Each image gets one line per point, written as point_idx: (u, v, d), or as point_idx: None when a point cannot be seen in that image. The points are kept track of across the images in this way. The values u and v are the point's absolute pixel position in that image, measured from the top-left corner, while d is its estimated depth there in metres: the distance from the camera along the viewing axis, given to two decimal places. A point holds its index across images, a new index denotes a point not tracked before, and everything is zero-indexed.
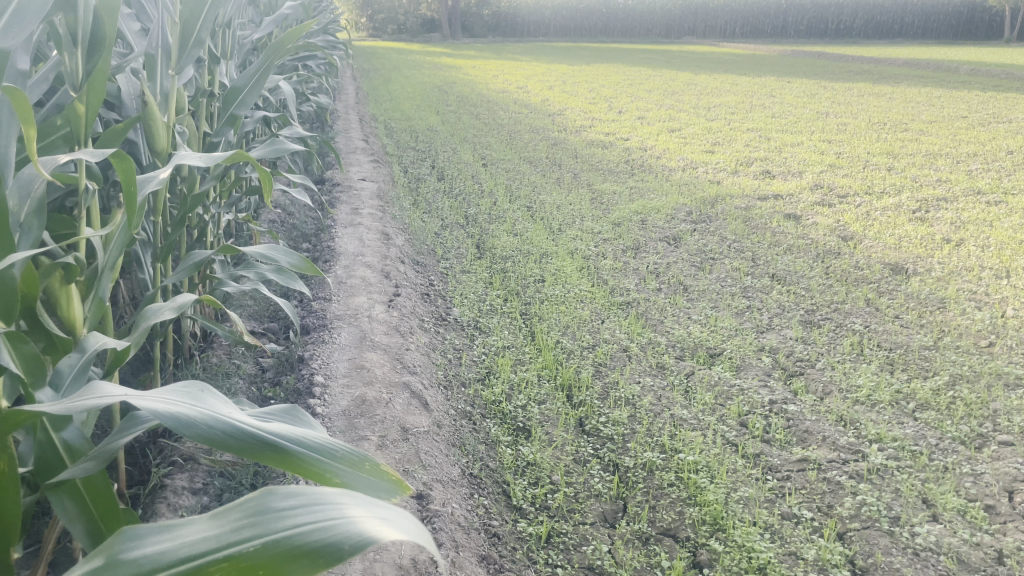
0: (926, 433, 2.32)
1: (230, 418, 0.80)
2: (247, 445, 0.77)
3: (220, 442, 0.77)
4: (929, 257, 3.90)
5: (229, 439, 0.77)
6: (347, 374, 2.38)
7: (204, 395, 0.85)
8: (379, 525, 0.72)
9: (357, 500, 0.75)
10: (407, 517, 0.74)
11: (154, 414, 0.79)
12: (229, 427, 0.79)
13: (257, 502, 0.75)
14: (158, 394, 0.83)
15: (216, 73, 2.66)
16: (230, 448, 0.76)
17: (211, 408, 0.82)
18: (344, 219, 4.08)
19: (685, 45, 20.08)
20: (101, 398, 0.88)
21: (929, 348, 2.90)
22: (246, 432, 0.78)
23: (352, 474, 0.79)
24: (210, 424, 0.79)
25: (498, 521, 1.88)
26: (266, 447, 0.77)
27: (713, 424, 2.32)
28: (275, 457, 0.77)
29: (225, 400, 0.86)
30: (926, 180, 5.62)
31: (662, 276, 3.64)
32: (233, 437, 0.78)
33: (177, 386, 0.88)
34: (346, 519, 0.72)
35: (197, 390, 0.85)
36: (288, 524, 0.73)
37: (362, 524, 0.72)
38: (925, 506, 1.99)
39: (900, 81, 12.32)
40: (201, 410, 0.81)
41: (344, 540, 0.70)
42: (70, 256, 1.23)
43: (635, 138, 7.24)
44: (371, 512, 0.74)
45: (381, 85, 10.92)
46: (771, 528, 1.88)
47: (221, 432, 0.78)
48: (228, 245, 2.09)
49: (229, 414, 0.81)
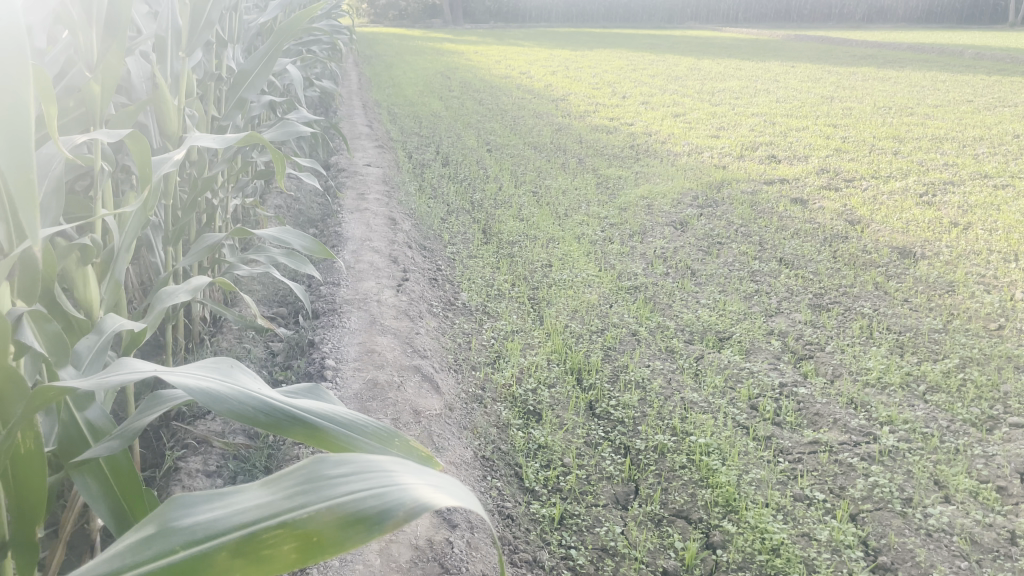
0: (936, 415, 2.32)
1: (259, 394, 0.79)
2: (277, 421, 0.76)
3: (251, 419, 0.76)
4: (937, 241, 3.89)
5: (260, 415, 0.77)
6: (357, 358, 2.38)
7: (234, 371, 0.84)
8: (432, 493, 0.71)
9: (408, 468, 0.74)
10: (464, 490, 0.73)
11: (187, 389, 0.78)
12: (258, 403, 0.78)
13: (308, 469, 0.73)
14: (188, 370, 0.82)
15: (223, 56, 2.65)
16: (262, 424, 0.76)
17: (240, 385, 0.81)
18: (351, 204, 4.08)
19: (688, 30, 19.97)
20: (129, 375, 0.87)
21: (938, 331, 2.90)
22: (277, 408, 0.77)
23: (385, 449, 0.78)
24: (240, 401, 0.78)
25: (511, 503, 1.89)
26: (300, 421, 0.76)
27: (724, 407, 2.33)
28: (307, 433, 0.76)
29: (254, 375, 0.85)
30: (933, 164, 5.59)
31: (669, 260, 3.63)
32: (263, 413, 0.77)
33: (206, 363, 0.88)
34: (400, 487, 0.71)
35: (227, 366, 0.84)
36: (344, 489, 0.71)
37: (417, 492, 0.70)
38: (936, 488, 2.00)
39: (905, 65, 12.24)
40: (231, 387, 0.80)
41: (400, 507, 0.68)
42: (86, 237, 1.24)
43: (640, 122, 7.21)
44: (425, 480, 0.73)
45: (384, 72, 10.89)
46: (784, 509, 1.88)
47: (251, 409, 0.77)
48: (240, 228, 2.07)
49: (259, 390, 0.81)
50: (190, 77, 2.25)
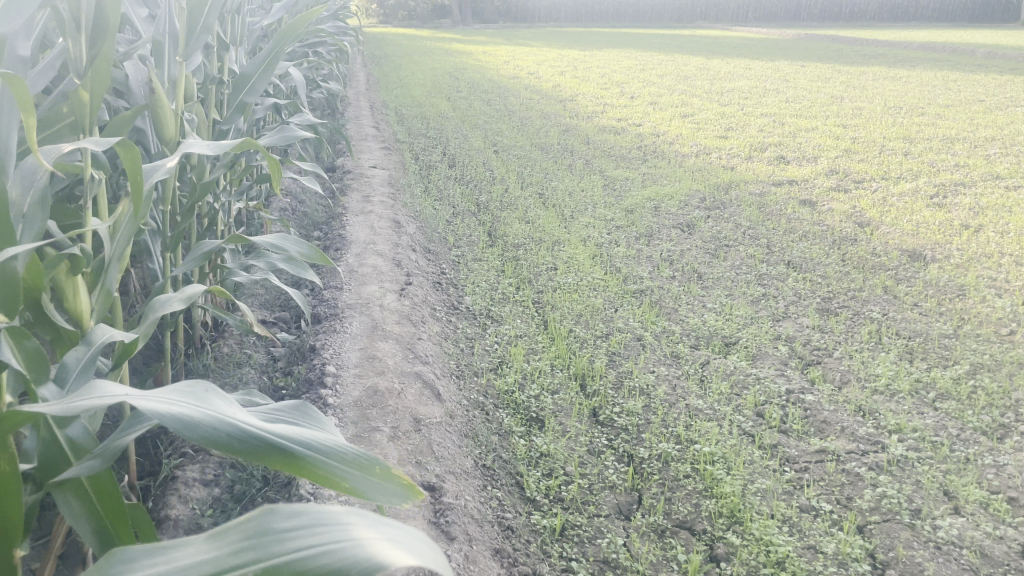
0: (946, 423, 2.28)
1: (235, 418, 0.76)
2: (250, 448, 0.73)
3: (224, 445, 0.74)
4: (947, 244, 3.84)
5: (234, 442, 0.74)
6: (358, 364, 2.36)
7: (210, 393, 0.81)
8: (387, 547, 0.69)
9: (363, 520, 0.73)
10: (424, 543, 0.70)
11: (157, 415, 0.76)
12: (232, 428, 0.75)
13: (257, 522, 0.73)
14: (162, 393, 0.79)
15: (225, 59, 2.63)
16: (233, 451, 0.73)
17: (216, 408, 0.78)
18: (355, 207, 4.06)
19: (696, 30, 19.87)
20: (105, 396, 0.84)
21: (949, 336, 2.85)
22: (251, 434, 0.74)
23: (360, 479, 0.73)
24: (214, 426, 0.75)
25: (512, 513, 1.85)
26: (271, 449, 0.73)
27: (729, 414, 2.29)
28: (279, 460, 0.73)
29: (231, 399, 0.82)
30: (944, 165, 5.53)
31: (676, 263, 3.59)
32: (237, 439, 0.74)
33: (183, 384, 0.85)
34: (353, 542, 0.69)
35: (203, 389, 0.81)
36: (295, 545, 0.71)
37: (370, 547, 0.69)
38: (946, 498, 1.96)
39: (915, 65, 12.15)
40: (205, 411, 0.77)
41: (352, 563, 0.67)
42: (75, 247, 1.22)
43: (648, 123, 7.17)
44: (382, 534, 0.71)
45: (392, 72, 10.86)
46: (790, 520, 1.85)
47: (226, 434, 0.75)
48: (238, 234, 2.06)
49: (235, 414, 0.78)
50: (189, 80, 2.23)
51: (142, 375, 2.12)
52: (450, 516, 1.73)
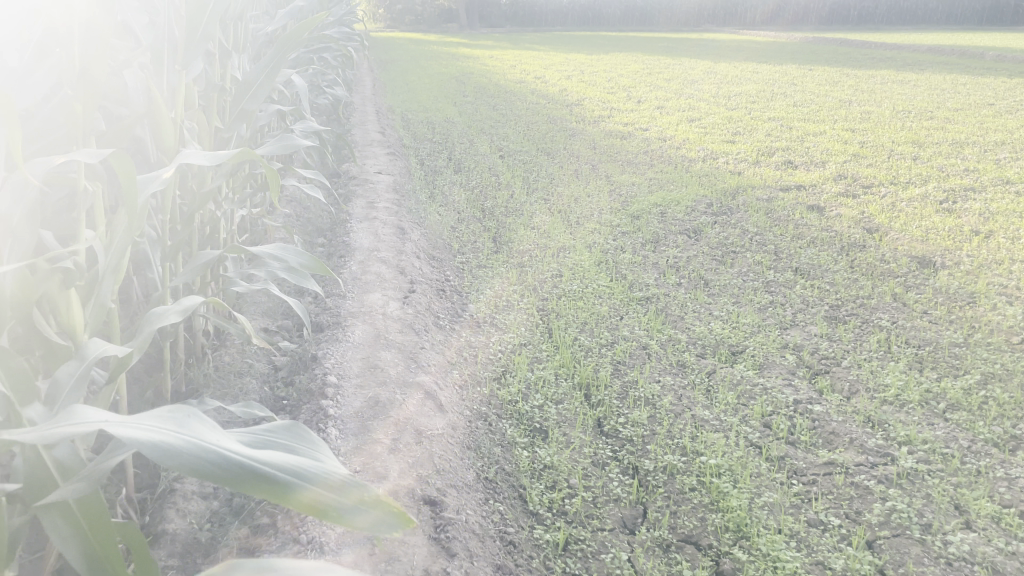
0: (957, 435, 2.24)
1: (218, 445, 0.75)
2: (234, 476, 0.72)
3: (206, 473, 0.72)
4: (957, 250, 3.79)
5: (217, 470, 0.73)
6: (360, 374, 2.34)
7: (191, 419, 0.79)
8: None
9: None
10: None
11: (136, 443, 0.74)
12: (215, 456, 0.74)
13: None
14: (143, 422, 0.78)
15: (228, 66, 2.62)
16: (216, 479, 0.72)
17: (198, 435, 0.76)
18: (360, 213, 4.04)
19: (704, 34, 19.84)
20: (87, 421, 0.82)
21: (959, 345, 2.81)
22: (236, 462, 0.73)
23: (347, 508, 0.72)
24: (195, 455, 0.74)
25: (514, 528, 1.82)
26: (256, 476, 0.72)
27: (736, 425, 2.26)
28: (265, 489, 0.72)
29: (214, 424, 0.80)
30: (954, 170, 5.49)
31: (682, 270, 3.56)
32: (220, 467, 0.73)
33: (166, 410, 0.83)
34: None
35: (185, 416, 0.80)
36: None
37: None
38: (957, 513, 1.92)
39: (924, 68, 12.09)
40: (186, 438, 0.76)
41: None
42: (68, 260, 1.21)
43: (654, 128, 7.14)
44: None
45: (398, 77, 10.85)
46: (798, 535, 1.81)
47: (208, 462, 0.73)
48: (237, 244, 2.04)
49: (219, 440, 0.76)
50: (190, 88, 2.22)
51: (141, 385, 2.10)
52: (451, 531, 1.70)
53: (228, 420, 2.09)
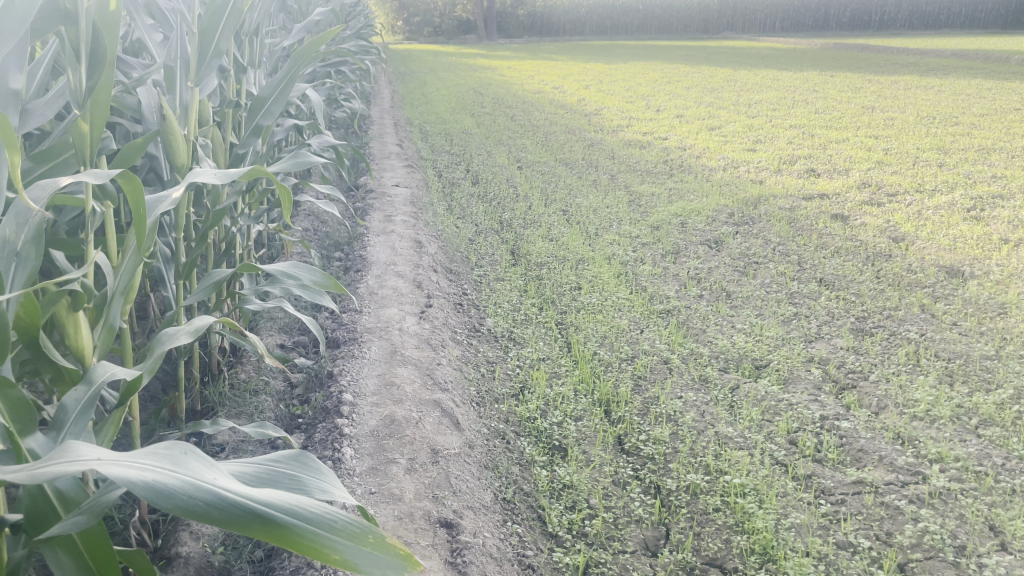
0: (991, 452, 2.17)
1: (215, 484, 0.73)
2: (231, 516, 0.70)
3: (202, 515, 0.70)
4: (986, 259, 3.71)
5: (214, 510, 0.71)
6: (376, 392, 2.31)
7: (188, 456, 0.77)
8: None
9: None
10: None
11: (127, 483, 0.72)
12: (211, 496, 0.72)
13: None
14: (136, 460, 0.75)
15: (243, 81, 2.61)
16: (214, 520, 0.70)
17: (193, 473, 0.74)
18: (377, 227, 4.03)
19: (723, 41, 19.74)
20: (78, 457, 0.79)
21: (991, 357, 2.74)
22: (233, 502, 0.71)
23: (352, 550, 0.70)
24: (190, 495, 0.72)
25: (533, 551, 1.77)
26: (255, 519, 0.70)
27: (760, 442, 2.20)
28: (264, 531, 0.70)
29: (211, 460, 0.78)
30: (980, 177, 5.39)
31: (703, 282, 3.50)
32: (216, 507, 0.71)
33: (163, 445, 0.81)
34: None
35: (181, 452, 0.77)
36: None
37: None
38: (992, 534, 1.85)
39: (948, 73, 11.93)
40: (182, 477, 0.73)
41: None
42: (76, 281, 1.18)
43: (674, 137, 7.08)
44: None
45: (416, 89, 10.88)
46: (826, 559, 1.75)
47: (204, 503, 0.71)
48: (249, 263, 2.02)
49: (215, 478, 0.74)
50: (203, 104, 2.21)
51: (156, 404, 2.09)
52: (466, 555, 1.66)
53: (242, 439, 2.07)
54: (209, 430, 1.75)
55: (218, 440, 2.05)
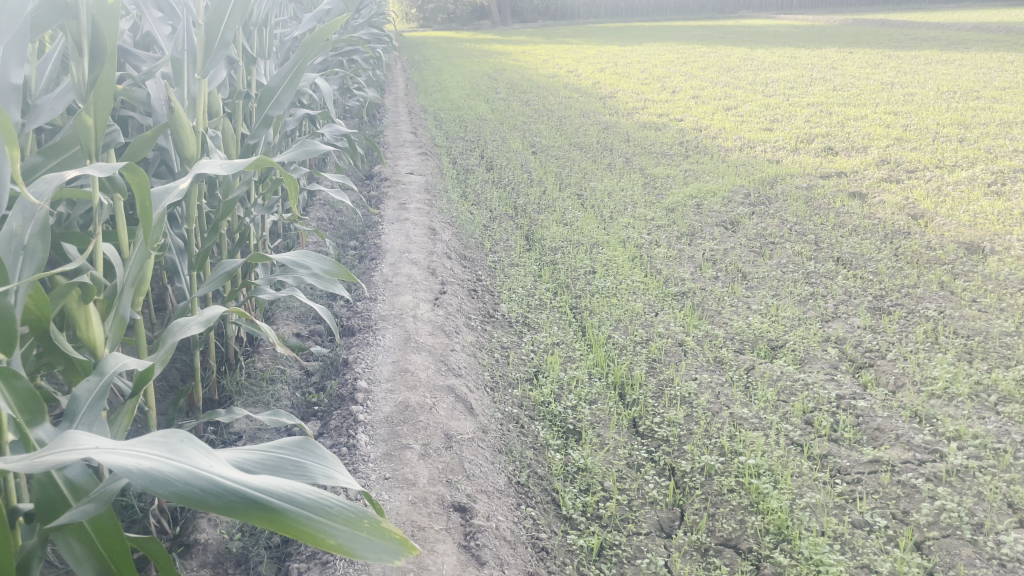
0: (1010, 429, 2.14)
1: (211, 471, 0.74)
2: (228, 503, 0.71)
3: (197, 501, 0.71)
4: (1007, 235, 3.66)
5: (210, 497, 0.72)
6: (390, 378, 2.33)
7: (185, 444, 0.78)
8: None
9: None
10: None
11: (122, 470, 0.73)
12: (207, 483, 0.73)
13: None
14: (133, 449, 0.76)
15: (252, 72, 2.61)
16: (212, 506, 0.71)
17: (190, 461, 0.75)
18: (392, 215, 4.04)
19: (740, 20, 19.51)
20: (74, 447, 0.80)
21: (1011, 333, 2.70)
22: (228, 488, 0.72)
23: (349, 534, 0.71)
24: (186, 481, 0.73)
25: (547, 534, 1.78)
26: (252, 505, 0.71)
27: (776, 423, 2.19)
28: (261, 518, 0.71)
29: (209, 447, 0.79)
30: (1001, 151, 5.30)
31: (719, 263, 3.48)
32: (212, 494, 0.72)
33: (161, 433, 0.82)
34: None
35: (178, 440, 0.78)
36: None
37: None
38: (1010, 511, 1.83)
39: (970, 47, 11.73)
40: (178, 465, 0.75)
41: None
42: (85, 274, 1.18)
43: (690, 118, 7.03)
44: None
45: (431, 76, 10.87)
46: (842, 538, 1.74)
47: (200, 491, 0.72)
48: (258, 253, 2.03)
49: (212, 465, 0.75)
50: (211, 95, 2.22)
51: (174, 394, 2.11)
52: (480, 539, 1.67)
53: (259, 427, 2.09)
54: (224, 418, 1.76)
55: (235, 429, 2.08)
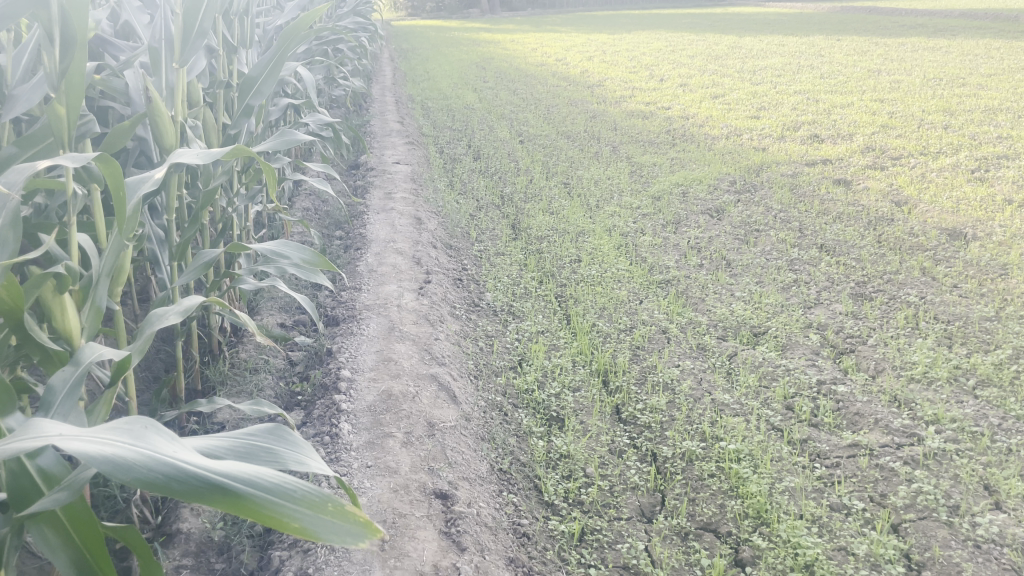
0: (987, 412, 2.17)
1: (174, 458, 0.75)
2: (192, 488, 0.72)
3: (160, 487, 0.72)
4: (989, 221, 3.68)
5: (173, 483, 0.73)
6: (374, 367, 2.34)
7: (149, 430, 0.79)
8: None
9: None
10: None
11: (86, 456, 0.74)
12: (171, 469, 0.74)
13: None
14: (99, 435, 0.77)
15: (234, 62, 2.60)
16: (174, 491, 0.72)
17: (154, 447, 0.76)
18: (378, 204, 4.04)
19: (728, 8, 19.49)
20: (39, 434, 0.80)
21: (991, 319, 2.73)
22: (192, 474, 0.73)
23: (312, 516, 0.73)
24: (149, 468, 0.74)
25: (528, 520, 1.79)
26: (214, 489, 0.72)
27: (757, 409, 2.20)
28: (223, 501, 0.72)
29: (173, 434, 0.80)
30: (985, 137, 5.33)
31: (703, 251, 3.50)
32: (176, 480, 0.73)
33: (127, 420, 0.82)
34: None
35: (142, 427, 0.79)
36: None
37: None
38: (986, 493, 1.86)
39: (956, 34, 11.76)
40: (141, 451, 0.75)
41: None
42: (60, 265, 1.18)
43: (678, 106, 7.03)
44: None
45: (419, 65, 10.83)
46: (820, 520, 1.76)
47: (164, 476, 0.73)
48: (238, 243, 2.02)
49: (176, 451, 0.76)
50: (192, 85, 2.21)
51: (157, 385, 2.11)
52: (461, 525, 1.69)
53: (242, 417, 2.10)
54: (205, 408, 1.76)
55: (218, 419, 2.09)
